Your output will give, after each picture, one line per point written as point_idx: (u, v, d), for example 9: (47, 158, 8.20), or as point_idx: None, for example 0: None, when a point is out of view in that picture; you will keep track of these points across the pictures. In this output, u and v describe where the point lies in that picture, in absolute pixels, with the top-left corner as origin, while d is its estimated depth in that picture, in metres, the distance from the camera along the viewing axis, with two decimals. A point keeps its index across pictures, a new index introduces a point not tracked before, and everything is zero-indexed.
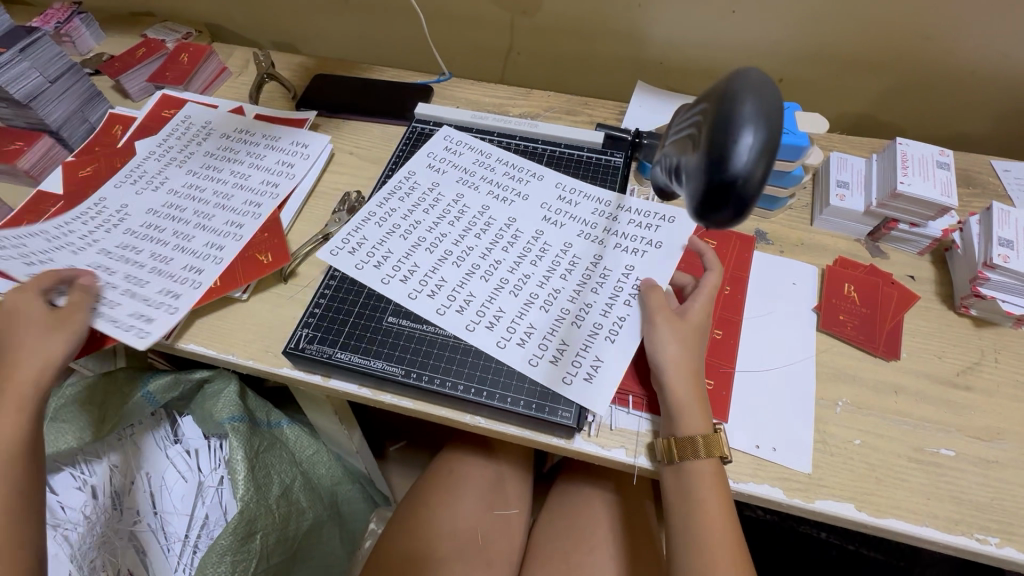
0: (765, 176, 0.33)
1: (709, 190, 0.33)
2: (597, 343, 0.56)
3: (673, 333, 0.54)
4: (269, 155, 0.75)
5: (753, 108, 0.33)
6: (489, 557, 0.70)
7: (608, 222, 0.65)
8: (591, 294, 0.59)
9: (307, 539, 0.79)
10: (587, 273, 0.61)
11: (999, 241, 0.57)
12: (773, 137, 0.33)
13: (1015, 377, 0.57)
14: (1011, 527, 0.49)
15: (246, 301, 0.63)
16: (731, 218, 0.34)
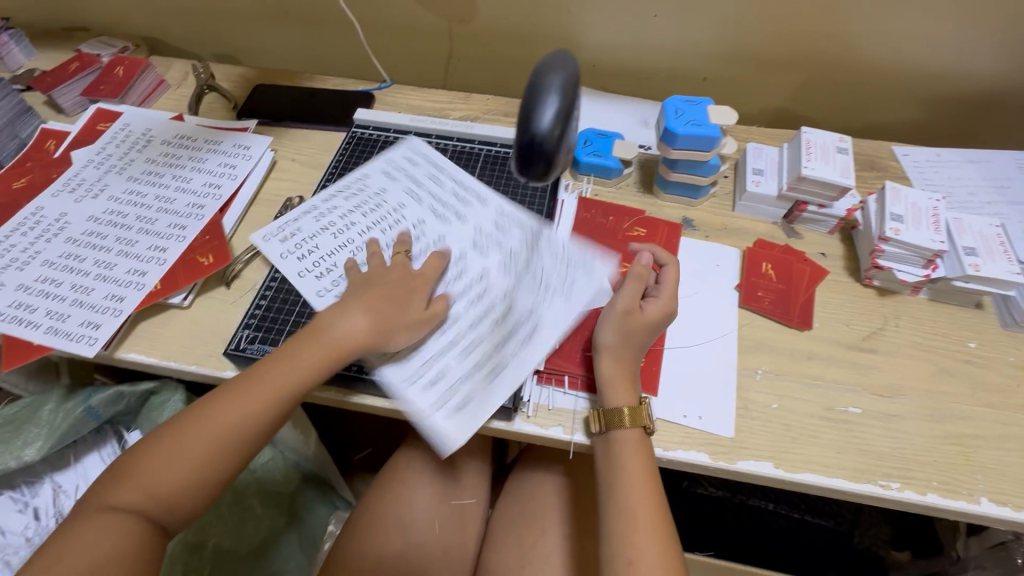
0: (563, 137, 0.41)
1: (522, 150, 0.41)
2: (487, 387, 0.55)
3: (619, 322, 0.57)
4: (211, 159, 0.76)
5: (556, 82, 0.41)
6: (444, 546, 0.72)
7: (532, 259, 0.64)
8: (494, 331, 0.59)
9: (266, 547, 0.78)
10: (496, 308, 0.60)
11: (891, 216, 0.63)
12: (567, 107, 0.41)
13: (912, 339, 0.62)
14: (909, 472, 0.54)
15: (189, 308, 0.63)
16: (542, 171, 0.42)
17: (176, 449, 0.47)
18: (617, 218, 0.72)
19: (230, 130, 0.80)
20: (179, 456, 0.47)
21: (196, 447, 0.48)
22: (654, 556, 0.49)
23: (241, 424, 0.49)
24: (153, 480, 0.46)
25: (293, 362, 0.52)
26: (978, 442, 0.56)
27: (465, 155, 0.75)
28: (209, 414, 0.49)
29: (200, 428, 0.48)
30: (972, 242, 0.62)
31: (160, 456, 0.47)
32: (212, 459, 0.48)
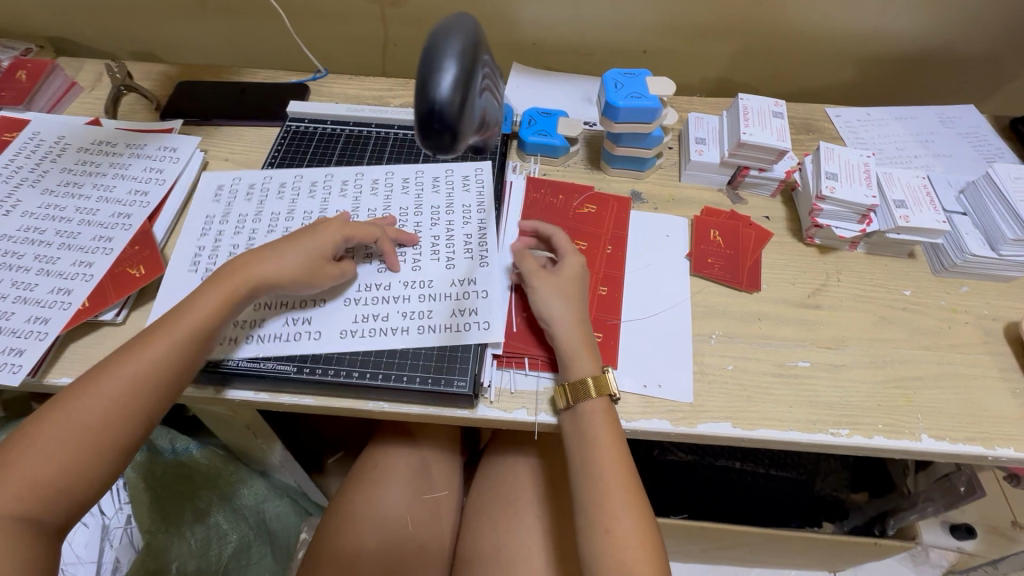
0: (466, 107, 0.35)
1: (419, 122, 0.34)
2: (238, 338, 0.56)
3: (551, 288, 0.58)
4: (135, 164, 0.71)
5: (455, 41, 0.35)
6: (420, 541, 0.71)
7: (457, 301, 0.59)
8: (295, 322, 0.57)
9: (235, 567, 0.75)
10: (313, 319, 0.58)
11: (827, 175, 0.65)
12: (468, 72, 0.35)
13: (853, 292, 0.65)
14: (856, 418, 0.56)
15: (123, 324, 0.59)
16: (448, 145, 0.36)
17: (78, 398, 0.45)
18: (567, 196, 0.71)
19: (154, 133, 0.75)
20: (78, 404, 0.45)
21: (107, 392, 0.46)
22: (630, 520, 0.51)
23: (160, 362, 0.48)
24: (79, 423, 0.44)
25: (202, 303, 0.51)
26: (916, 383, 0.59)
27: (408, 143, 0.73)
28: (120, 360, 0.47)
29: (101, 374, 0.46)
30: (902, 195, 0.65)
31: (63, 405, 0.45)
32: (120, 400, 0.46)
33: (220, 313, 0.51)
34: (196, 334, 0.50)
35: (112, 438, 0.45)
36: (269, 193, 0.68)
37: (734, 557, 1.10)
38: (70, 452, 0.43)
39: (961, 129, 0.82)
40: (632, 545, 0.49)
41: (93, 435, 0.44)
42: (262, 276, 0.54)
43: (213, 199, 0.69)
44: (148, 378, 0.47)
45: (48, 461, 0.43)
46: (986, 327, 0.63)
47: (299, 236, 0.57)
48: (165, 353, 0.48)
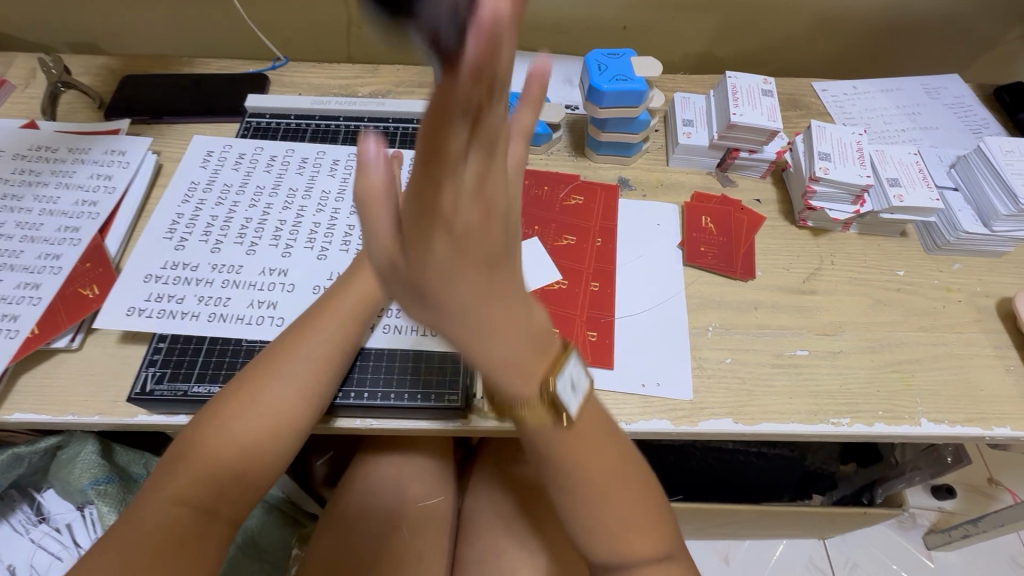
0: None
1: None
2: (200, 313, 0.53)
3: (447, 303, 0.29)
4: (80, 171, 0.65)
5: None
6: (417, 550, 0.67)
7: None
8: (260, 304, 0.54)
9: None
10: (279, 305, 0.54)
11: (820, 155, 0.63)
12: None
13: (847, 275, 0.64)
14: (856, 406, 0.56)
15: (80, 350, 0.54)
16: None
17: (245, 390, 0.47)
18: (553, 187, 0.68)
19: (99, 134, 0.68)
20: (203, 448, 0.44)
21: (294, 374, 0.48)
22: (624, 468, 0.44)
23: (331, 340, 0.50)
24: (231, 420, 0.46)
25: (315, 334, 0.50)
26: (914, 366, 0.58)
27: (380, 136, 0.68)
28: (243, 398, 0.47)
29: (234, 410, 0.46)
30: (895, 173, 0.64)
31: (263, 385, 0.47)
32: (253, 439, 0.46)
33: (338, 344, 0.50)
34: (325, 365, 0.49)
35: (251, 477, 0.46)
36: (226, 164, 0.63)
37: (728, 532, 1.12)
38: (198, 498, 0.43)
39: (946, 101, 0.81)
40: (629, 504, 0.44)
41: (223, 479, 0.44)
42: (353, 305, 0.52)
43: (200, 164, 0.63)
44: (279, 417, 0.47)
45: (200, 462, 0.44)
46: (978, 304, 0.63)
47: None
48: (298, 388, 0.48)
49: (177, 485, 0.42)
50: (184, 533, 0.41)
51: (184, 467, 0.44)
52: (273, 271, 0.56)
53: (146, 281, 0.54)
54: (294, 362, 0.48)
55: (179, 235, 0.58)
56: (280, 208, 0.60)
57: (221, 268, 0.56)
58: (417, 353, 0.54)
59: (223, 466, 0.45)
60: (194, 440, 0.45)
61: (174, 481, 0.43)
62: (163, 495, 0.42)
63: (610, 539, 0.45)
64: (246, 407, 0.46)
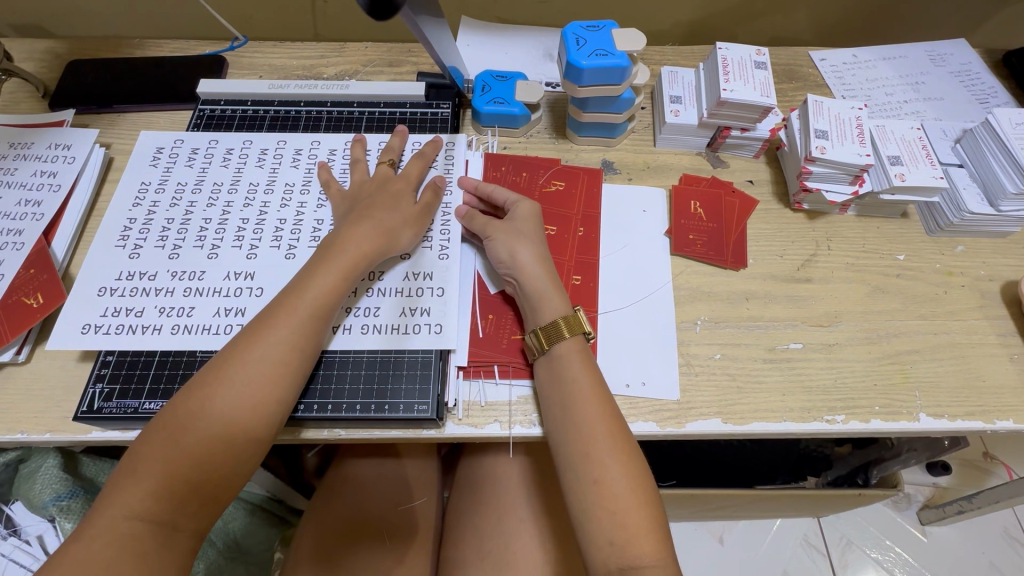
0: None
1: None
2: (163, 326, 0.49)
3: (502, 235, 0.54)
4: (21, 168, 0.60)
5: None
6: (400, 552, 0.66)
7: (408, 300, 0.53)
8: (227, 311, 0.50)
9: None
10: (248, 311, 0.50)
11: (817, 133, 0.59)
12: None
13: (844, 260, 0.60)
14: (852, 402, 0.53)
15: (28, 363, 0.51)
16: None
17: (195, 400, 0.41)
18: (531, 173, 0.63)
19: (43, 127, 0.63)
20: (151, 463, 0.39)
21: (248, 378, 0.42)
22: (618, 466, 0.44)
23: (289, 340, 0.44)
24: (182, 430, 0.40)
25: (273, 334, 0.44)
26: (913, 357, 0.55)
27: (345, 121, 0.63)
28: (193, 407, 0.41)
29: (183, 420, 0.40)
30: (896, 150, 0.59)
31: (214, 393, 0.41)
32: (208, 451, 0.40)
33: (299, 345, 0.44)
34: (285, 368, 0.43)
35: (211, 492, 0.40)
36: (179, 161, 0.59)
37: (723, 515, 1.11)
38: (154, 515, 0.38)
39: (953, 68, 0.76)
40: (624, 506, 0.42)
41: (177, 496, 0.39)
42: (317, 301, 0.46)
43: (150, 164, 0.58)
44: (237, 426, 0.41)
45: (149, 475, 0.39)
46: (982, 289, 0.59)
47: (353, 245, 0.49)
48: (256, 395, 0.42)
49: (129, 501, 0.38)
50: (142, 550, 0.38)
51: (133, 484, 0.39)
52: (239, 275, 0.52)
53: (99, 295, 0.50)
54: (249, 365, 0.42)
55: (133, 243, 0.53)
56: (241, 205, 0.56)
57: (182, 276, 0.51)
58: (384, 358, 0.51)
59: (175, 481, 0.39)
60: (140, 455, 0.40)
61: (122, 499, 0.38)
62: (113, 514, 0.38)
63: (608, 548, 0.42)
64: (196, 416, 0.40)
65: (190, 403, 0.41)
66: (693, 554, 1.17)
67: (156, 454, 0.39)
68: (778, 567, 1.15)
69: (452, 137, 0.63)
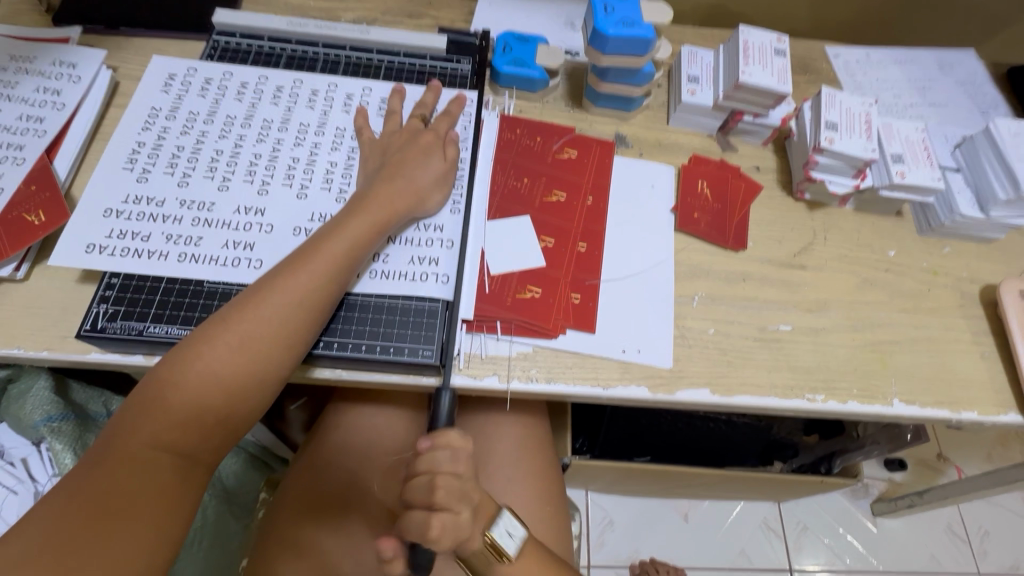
0: None
1: None
2: (169, 253, 0.49)
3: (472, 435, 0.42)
4: (25, 83, 0.58)
5: None
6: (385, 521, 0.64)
7: (422, 251, 0.54)
8: (236, 244, 0.50)
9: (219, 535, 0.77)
10: (257, 246, 0.50)
11: (827, 124, 0.60)
12: None
13: (838, 251, 0.63)
14: (833, 383, 0.56)
15: (26, 281, 0.50)
16: None
17: (223, 335, 0.43)
18: (545, 139, 0.64)
19: (46, 43, 0.61)
20: (179, 389, 0.42)
21: (275, 319, 0.44)
22: None
23: (312, 287, 0.46)
24: (208, 361, 0.42)
25: (298, 279, 0.45)
26: (893, 346, 0.58)
27: (363, 67, 0.62)
28: (222, 340, 0.43)
29: (211, 351, 0.43)
30: (899, 148, 0.61)
31: (242, 329, 0.43)
32: (237, 385, 0.43)
33: (322, 293, 0.46)
34: (310, 311, 0.45)
35: (230, 422, 0.44)
36: (191, 89, 0.57)
37: (690, 493, 1.15)
38: (181, 443, 0.42)
39: (958, 77, 0.78)
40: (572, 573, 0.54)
41: (203, 422, 0.42)
42: (344, 250, 0.48)
43: (161, 89, 0.57)
44: (259, 362, 0.44)
45: (177, 402, 0.42)
46: (963, 290, 0.62)
47: (382, 199, 0.51)
48: (284, 337, 0.44)
49: (153, 429, 0.41)
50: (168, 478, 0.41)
51: (161, 411, 0.41)
52: (250, 210, 0.51)
53: (106, 216, 0.50)
54: (275, 306, 0.44)
55: (141, 166, 0.52)
56: (254, 140, 0.55)
57: (191, 205, 0.51)
58: (389, 304, 0.51)
59: (202, 409, 0.42)
60: (167, 382, 0.42)
61: (150, 425, 0.41)
62: (140, 438, 0.41)
63: None
64: (226, 351, 0.43)
65: (219, 338, 0.43)
66: (657, 529, 1.21)
67: (181, 382, 0.42)
68: (735, 546, 1.21)
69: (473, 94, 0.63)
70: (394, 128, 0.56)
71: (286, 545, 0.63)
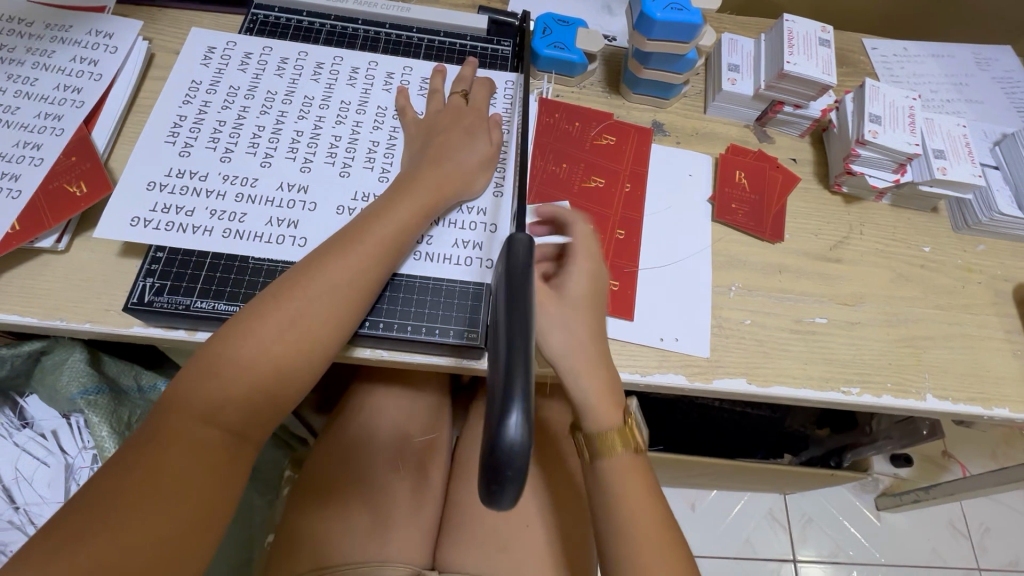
0: None
1: None
2: (213, 228, 0.49)
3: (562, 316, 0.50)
4: (61, 52, 0.57)
5: None
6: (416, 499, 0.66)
7: (466, 234, 0.53)
8: (280, 221, 0.50)
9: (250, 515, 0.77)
10: (301, 223, 0.50)
11: (869, 117, 0.60)
12: None
13: (874, 245, 0.63)
14: (867, 376, 0.56)
15: (67, 253, 0.50)
16: None
17: (273, 313, 0.43)
18: (583, 124, 0.63)
19: (81, 11, 0.60)
20: (228, 367, 0.41)
21: (324, 297, 0.44)
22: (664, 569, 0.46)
23: (361, 267, 0.45)
24: (257, 339, 0.42)
25: (347, 259, 0.45)
26: (927, 342, 0.58)
27: (403, 46, 0.61)
28: (272, 318, 0.43)
29: (260, 330, 0.42)
30: (941, 144, 0.61)
31: (291, 307, 0.43)
32: (286, 363, 0.43)
33: (370, 273, 0.46)
34: (358, 291, 0.45)
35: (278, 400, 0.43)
36: (231, 63, 0.56)
37: (701, 482, 1.16)
38: (228, 420, 0.41)
39: (995, 74, 0.77)
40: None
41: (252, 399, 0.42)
42: (391, 231, 0.47)
43: (201, 63, 0.56)
44: (308, 341, 0.43)
45: (227, 379, 0.41)
46: (997, 288, 0.62)
47: (431, 180, 0.50)
48: (334, 314, 0.44)
49: (203, 406, 0.40)
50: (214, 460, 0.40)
51: (211, 387, 0.41)
52: (293, 187, 0.51)
53: (149, 189, 0.49)
54: (324, 285, 0.44)
55: (183, 140, 0.52)
56: (295, 117, 0.54)
57: (234, 180, 0.51)
58: (433, 286, 0.51)
59: (252, 386, 0.42)
60: (217, 359, 0.41)
61: (201, 400, 0.40)
62: (187, 414, 0.40)
63: None
64: (276, 327, 0.42)
65: (268, 316, 0.43)
66: None
67: (230, 360, 0.41)
68: (741, 536, 1.22)
69: (516, 78, 0.61)
70: (438, 105, 0.56)
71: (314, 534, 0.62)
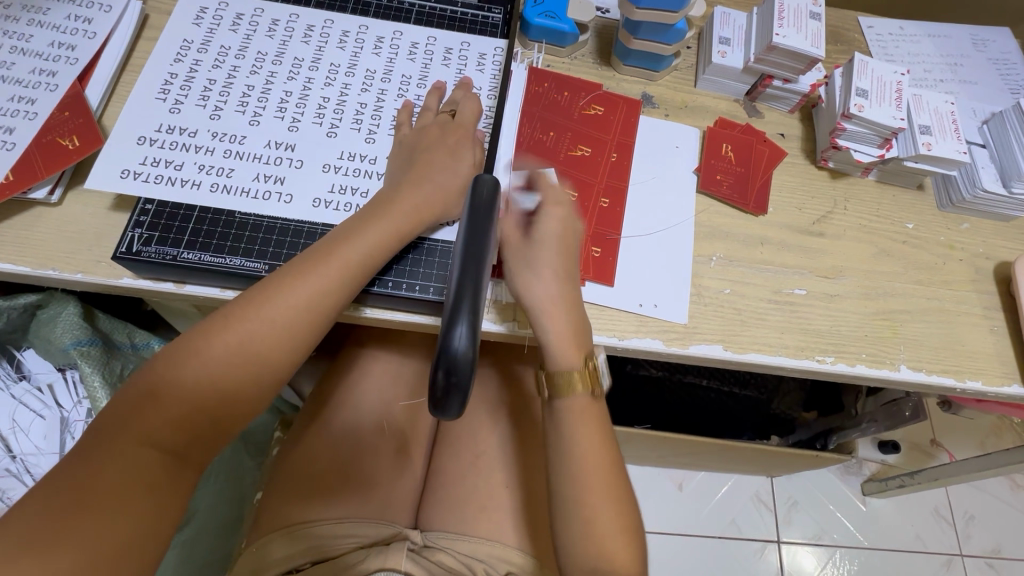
0: None
1: None
2: (201, 183, 0.50)
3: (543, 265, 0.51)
4: (56, 10, 0.58)
5: None
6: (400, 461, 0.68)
7: None
8: (267, 178, 0.51)
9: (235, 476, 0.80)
10: (287, 181, 0.51)
11: (857, 91, 0.60)
12: None
13: (857, 221, 0.63)
14: (843, 347, 0.57)
15: (59, 206, 0.51)
16: None
17: (245, 317, 0.44)
18: (572, 94, 0.64)
19: None
20: (197, 359, 0.43)
21: (292, 308, 0.45)
22: (609, 513, 0.50)
23: (329, 287, 0.46)
24: (225, 339, 0.44)
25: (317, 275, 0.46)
26: (904, 316, 0.59)
27: (393, 10, 0.62)
28: (240, 319, 0.44)
29: (234, 328, 0.44)
30: (928, 120, 0.61)
31: (259, 313, 0.45)
32: (250, 363, 0.44)
33: (339, 291, 0.47)
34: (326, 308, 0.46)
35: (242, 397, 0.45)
36: (223, 23, 0.57)
37: (687, 462, 1.18)
38: (195, 409, 0.43)
39: (991, 55, 0.77)
40: (608, 537, 0.50)
41: (215, 395, 0.44)
42: (365, 253, 0.47)
43: (193, 22, 0.57)
44: (272, 343, 0.45)
45: (195, 372, 0.43)
46: (978, 265, 0.63)
47: (406, 203, 0.49)
48: (285, 340, 0.45)
49: (143, 430, 0.41)
50: (155, 481, 0.41)
51: (154, 411, 0.42)
52: (280, 145, 0.52)
53: (139, 143, 0.50)
54: (292, 299, 0.45)
55: (174, 97, 0.53)
56: (285, 78, 0.55)
57: (222, 137, 0.52)
58: (429, 246, 0.53)
59: (215, 384, 0.44)
60: (186, 351, 0.44)
61: (143, 422, 0.41)
62: (157, 398, 0.42)
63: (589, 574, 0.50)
64: (244, 330, 0.44)
65: (239, 320, 0.44)
66: (652, 496, 1.25)
67: (201, 356, 0.43)
68: (726, 516, 1.24)
69: (502, 43, 0.62)
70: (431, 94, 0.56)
71: (292, 507, 0.63)
